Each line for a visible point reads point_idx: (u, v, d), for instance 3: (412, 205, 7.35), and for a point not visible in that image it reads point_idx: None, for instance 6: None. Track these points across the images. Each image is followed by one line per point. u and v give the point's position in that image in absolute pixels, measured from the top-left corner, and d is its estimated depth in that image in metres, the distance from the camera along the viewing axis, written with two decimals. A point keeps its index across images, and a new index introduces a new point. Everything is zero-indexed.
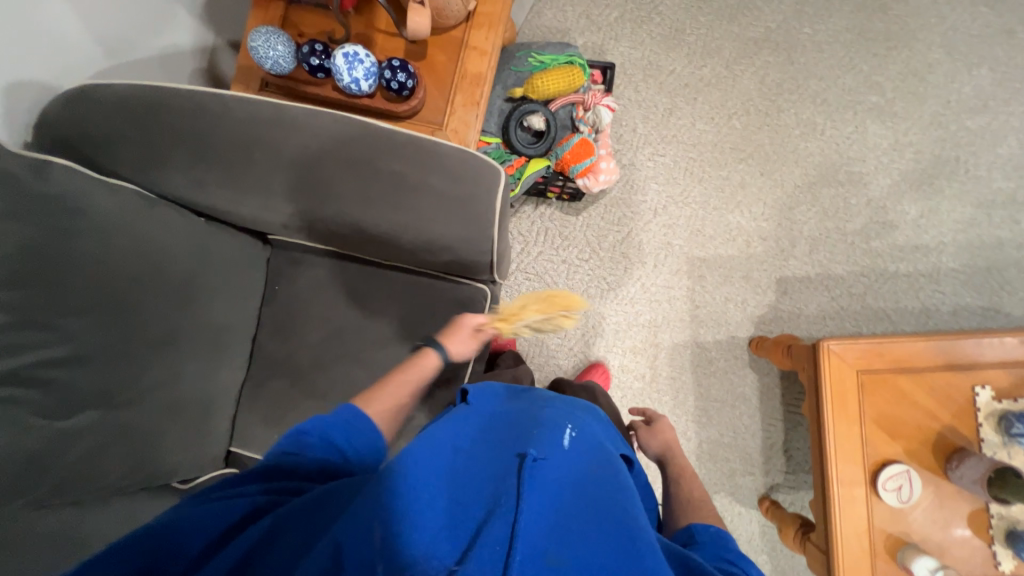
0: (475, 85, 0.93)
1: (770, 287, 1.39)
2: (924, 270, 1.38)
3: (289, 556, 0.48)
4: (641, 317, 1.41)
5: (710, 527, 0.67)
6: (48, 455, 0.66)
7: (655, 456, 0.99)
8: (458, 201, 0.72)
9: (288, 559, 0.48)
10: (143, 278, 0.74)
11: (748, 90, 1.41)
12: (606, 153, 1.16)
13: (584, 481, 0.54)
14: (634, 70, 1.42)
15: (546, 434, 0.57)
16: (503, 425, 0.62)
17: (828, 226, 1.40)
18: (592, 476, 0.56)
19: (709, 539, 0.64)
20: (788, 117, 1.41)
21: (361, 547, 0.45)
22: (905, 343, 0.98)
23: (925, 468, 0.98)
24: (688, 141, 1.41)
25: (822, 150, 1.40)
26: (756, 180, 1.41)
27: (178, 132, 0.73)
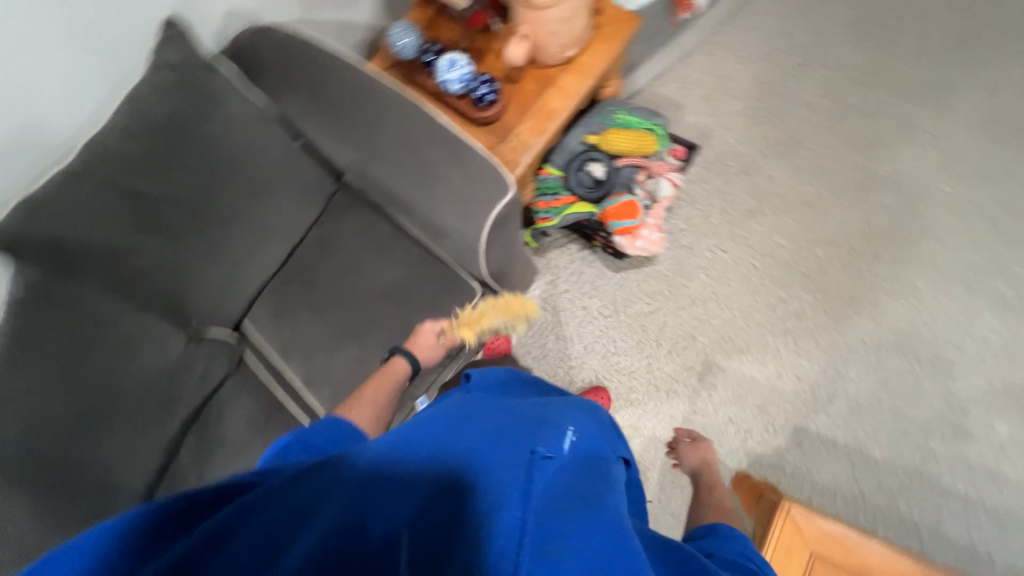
0: (546, 119, 1.04)
1: (783, 432, 1.24)
2: (988, 505, 1.12)
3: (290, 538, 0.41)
4: (634, 394, 1.35)
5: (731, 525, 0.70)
6: (123, 256, 0.93)
7: (689, 471, 1.12)
8: (463, 199, 0.82)
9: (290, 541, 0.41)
10: (235, 165, 0.98)
11: (847, 224, 1.30)
12: (653, 223, 1.17)
13: (585, 476, 0.54)
14: (731, 162, 1.40)
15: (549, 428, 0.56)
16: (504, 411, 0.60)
17: (883, 399, 1.21)
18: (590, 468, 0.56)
19: (729, 533, 0.67)
20: (882, 267, 1.26)
21: (373, 522, 0.43)
22: (875, 546, 0.84)
23: None
24: (758, 249, 1.34)
25: (909, 317, 1.23)
26: (817, 316, 1.28)
27: (307, 74, 0.96)
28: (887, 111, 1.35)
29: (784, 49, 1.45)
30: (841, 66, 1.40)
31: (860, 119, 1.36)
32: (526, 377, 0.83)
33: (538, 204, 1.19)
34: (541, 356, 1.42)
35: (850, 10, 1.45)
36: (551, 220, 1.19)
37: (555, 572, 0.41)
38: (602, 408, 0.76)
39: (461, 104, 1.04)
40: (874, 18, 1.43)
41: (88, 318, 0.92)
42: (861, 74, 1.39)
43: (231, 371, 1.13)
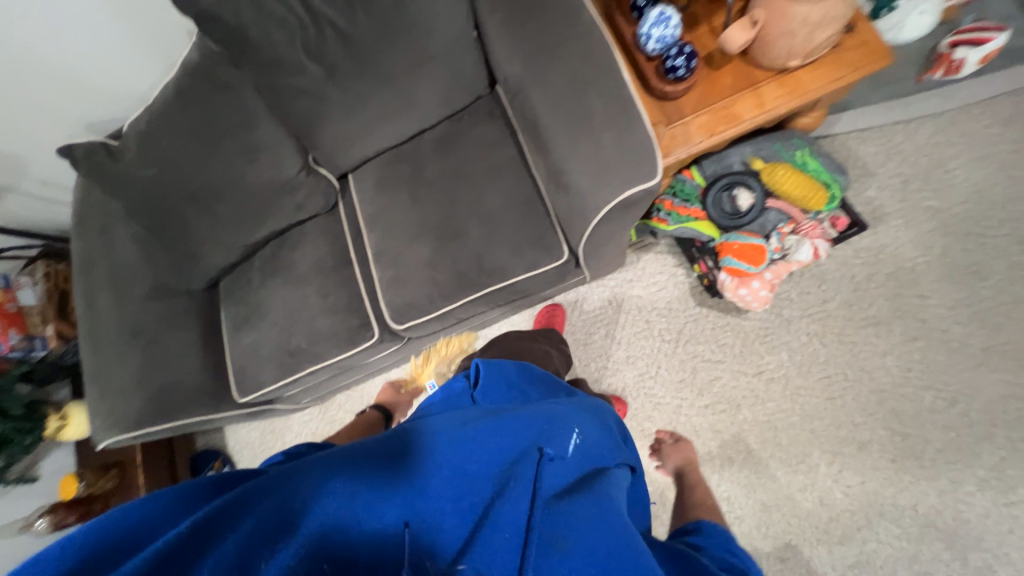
0: (724, 122, 0.93)
1: (773, 540, 1.17)
2: None
3: (287, 513, 0.47)
4: (648, 424, 1.31)
5: (716, 524, 0.69)
6: (283, 67, 0.97)
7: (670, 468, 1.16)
8: (604, 164, 0.77)
9: (287, 514, 0.47)
10: (411, 29, 0.97)
11: (978, 388, 1.12)
12: (769, 280, 1.05)
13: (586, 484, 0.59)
14: (889, 260, 1.21)
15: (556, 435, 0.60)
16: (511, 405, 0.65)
17: (899, 573, 1.09)
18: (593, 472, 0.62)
19: (712, 532, 0.67)
20: (988, 451, 1.09)
21: (375, 497, 0.49)
22: None
23: None
24: (860, 360, 1.19)
25: (983, 514, 1.07)
26: (881, 458, 1.14)
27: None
28: None
29: None
30: None
31: None
32: (537, 371, 0.81)
33: (663, 201, 1.11)
34: (582, 341, 1.40)
35: None
36: (668, 225, 1.11)
37: (557, 564, 0.49)
38: (609, 410, 0.80)
39: (646, 66, 0.94)
40: None
41: (235, 111, 1.00)
42: None
43: (322, 213, 1.20)
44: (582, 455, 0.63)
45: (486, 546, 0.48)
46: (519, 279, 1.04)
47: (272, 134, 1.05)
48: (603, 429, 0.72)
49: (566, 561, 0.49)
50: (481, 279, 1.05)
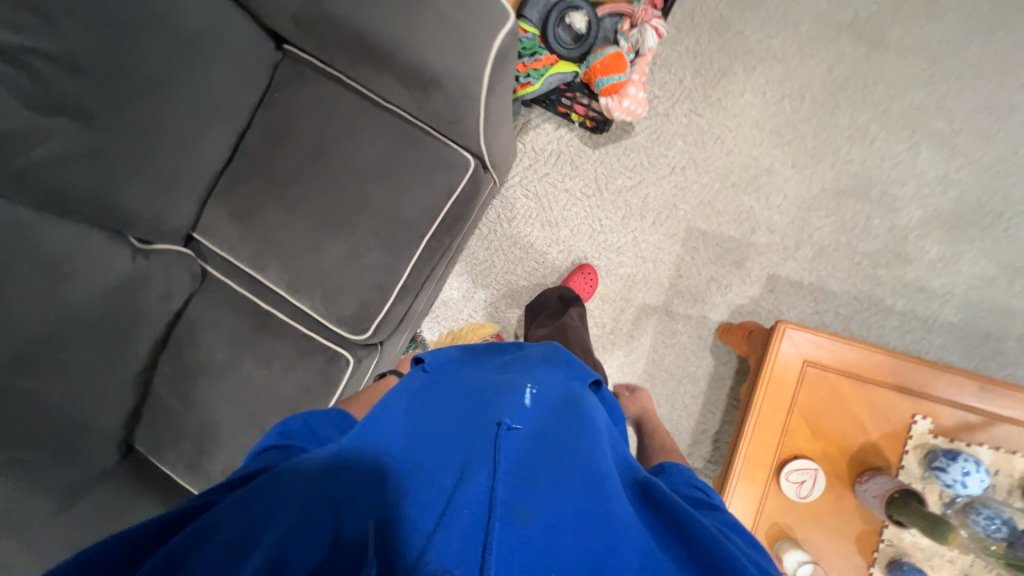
0: None
1: (758, 281, 1.36)
2: (920, 314, 1.32)
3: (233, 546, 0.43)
4: (622, 269, 1.40)
5: (679, 466, 0.72)
6: (17, 140, 0.71)
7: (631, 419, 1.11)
8: (457, 30, 0.70)
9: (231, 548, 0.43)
10: (149, 13, 0.76)
11: (811, 75, 1.34)
12: (639, 80, 1.11)
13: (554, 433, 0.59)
14: (702, 19, 1.35)
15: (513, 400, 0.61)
16: (470, 395, 0.65)
17: (841, 239, 1.34)
18: (564, 417, 0.62)
19: (676, 472, 0.70)
20: (842, 116, 1.33)
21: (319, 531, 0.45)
22: (862, 349, 0.95)
23: (834, 473, 0.97)
24: (730, 110, 1.36)
25: (863, 160, 1.33)
26: (785, 170, 1.35)
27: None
28: None
29: None
30: None
31: None
32: (478, 347, 0.88)
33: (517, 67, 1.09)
34: (528, 245, 1.41)
35: None
36: (534, 85, 1.10)
37: (519, 538, 0.45)
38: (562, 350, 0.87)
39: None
40: None
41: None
42: None
43: (197, 288, 1.00)
44: (543, 408, 0.63)
45: (450, 533, 0.43)
46: (448, 211, 0.97)
47: (66, 234, 0.80)
48: (561, 374, 0.74)
49: (529, 530, 0.46)
50: (413, 235, 0.96)
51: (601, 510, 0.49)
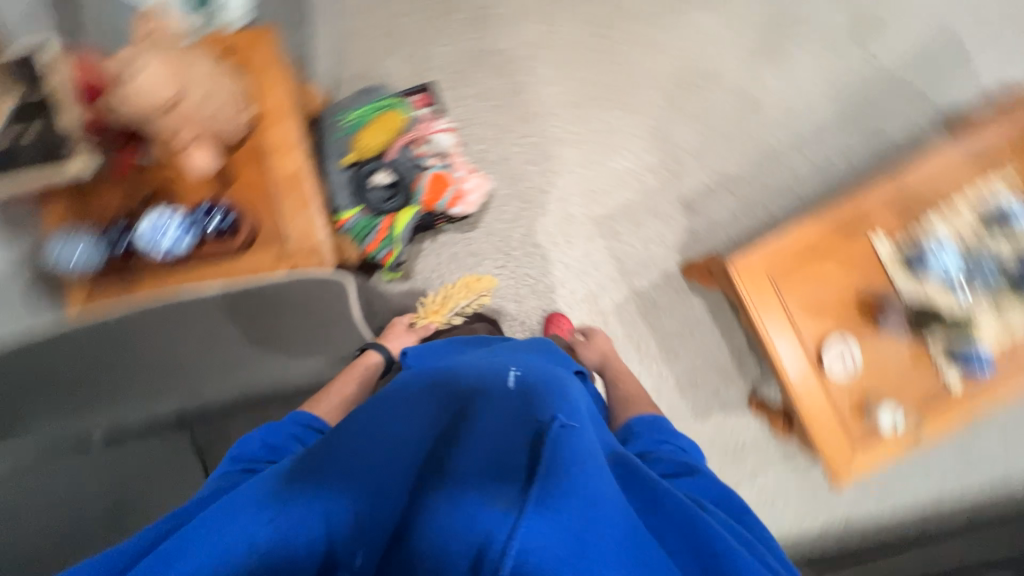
0: (297, 185, 0.92)
1: (678, 212, 1.41)
2: (805, 132, 1.40)
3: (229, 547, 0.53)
4: (577, 292, 1.42)
5: (646, 419, 0.81)
6: None
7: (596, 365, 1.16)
8: (321, 319, 0.95)
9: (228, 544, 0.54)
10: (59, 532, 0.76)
11: (576, 37, 1.40)
12: (465, 172, 1.16)
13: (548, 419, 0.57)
14: (462, 66, 1.38)
15: (489, 391, 0.66)
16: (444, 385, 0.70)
17: (705, 131, 1.41)
18: (558, 407, 0.61)
19: (643, 430, 0.78)
20: (623, 46, 1.40)
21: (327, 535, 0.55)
22: (796, 230, 1.02)
23: (860, 330, 1.04)
24: (544, 111, 1.39)
25: (667, 64, 1.40)
26: (622, 117, 1.40)
27: (69, 344, 0.86)
28: None
29: None
30: None
31: None
32: (466, 338, 0.90)
33: (369, 249, 1.09)
34: None
35: None
36: (395, 249, 1.11)
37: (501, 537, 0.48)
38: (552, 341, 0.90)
39: (217, 267, 0.90)
40: None
41: None
42: None
43: None
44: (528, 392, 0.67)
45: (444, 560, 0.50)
46: None
47: None
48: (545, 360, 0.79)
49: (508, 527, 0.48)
50: None
51: (599, 513, 0.50)
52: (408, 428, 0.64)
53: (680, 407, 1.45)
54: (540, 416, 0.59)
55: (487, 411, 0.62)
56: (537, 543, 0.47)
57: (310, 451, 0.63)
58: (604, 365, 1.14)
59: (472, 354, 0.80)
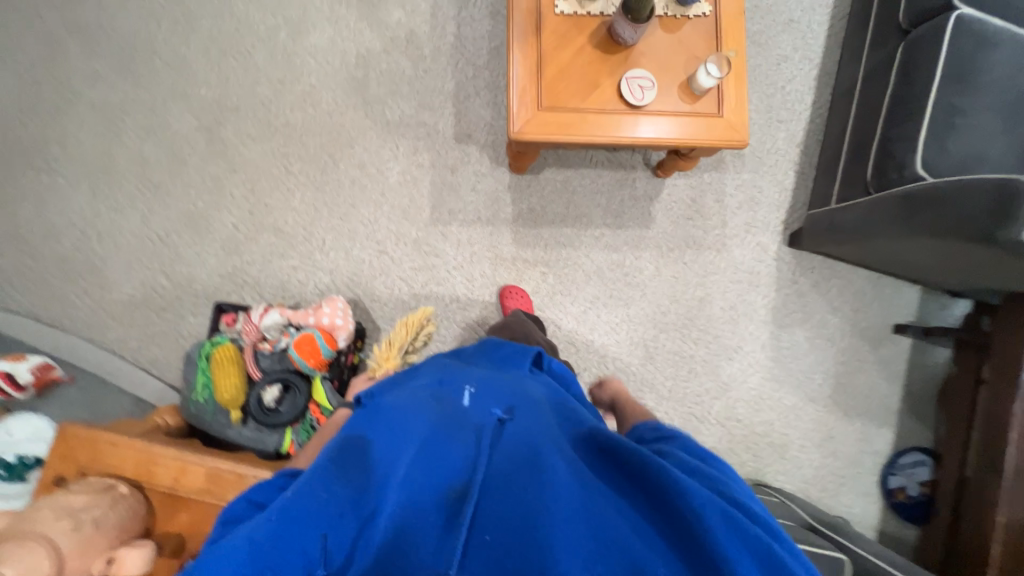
0: (215, 475, 0.88)
1: (464, 148, 1.48)
2: (454, 10, 1.50)
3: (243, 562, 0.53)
4: (486, 269, 1.48)
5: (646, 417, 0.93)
6: None
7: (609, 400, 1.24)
8: None
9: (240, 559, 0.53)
10: None
11: (262, 151, 1.41)
12: (314, 312, 1.14)
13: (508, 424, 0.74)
14: (230, 262, 1.38)
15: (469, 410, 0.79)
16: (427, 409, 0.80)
17: (408, 89, 1.47)
18: (518, 411, 0.78)
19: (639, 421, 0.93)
20: (295, 116, 1.42)
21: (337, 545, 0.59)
22: (515, 69, 1.09)
23: (626, 60, 1.12)
24: (313, 213, 1.42)
25: (331, 87, 1.44)
26: (357, 151, 1.44)
27: None
28: (134, 146, 1.37)
29: (80, 254, 1.34)
30: (90, 196, 1.35)
31: (149, 166, 1.37)
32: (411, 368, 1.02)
33: None
34: None
35: (15, 208, 1.34)
36: None
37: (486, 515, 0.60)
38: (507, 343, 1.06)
39: None
40: (24, 182, 1.34)
41: None
42: (97, 178, 1.36)
43: None
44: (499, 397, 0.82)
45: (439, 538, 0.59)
46: None
47: None
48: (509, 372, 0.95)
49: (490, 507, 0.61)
50: None
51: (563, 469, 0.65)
52: (396, 437, 0.73)
53: (628, 234, 1.54)
54: (506, 421, 0.75)
55: (472, 420, 0.76)
56: (512, 506, 0.61)
57: (322, 470, 0.65)
58: (615, 404, 1.22)
59: (428, 381, 0.91)
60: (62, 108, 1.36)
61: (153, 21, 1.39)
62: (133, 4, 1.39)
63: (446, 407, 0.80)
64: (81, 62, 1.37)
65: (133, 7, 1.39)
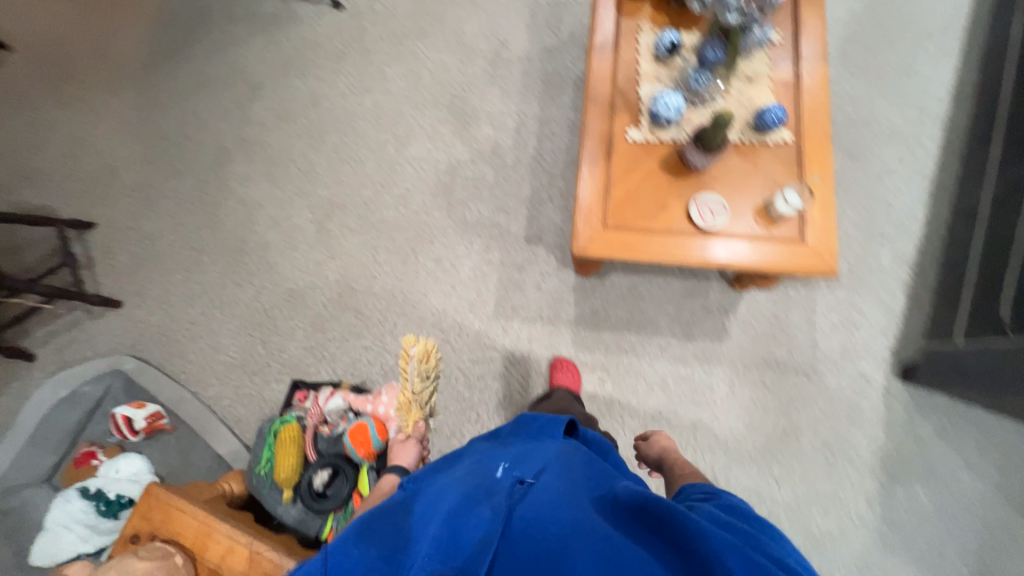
0: (256, 559, 0.91)
1: (533, 248, 1.55)
2: (537, 127, 1.65)
3: None
4: (543, 367, 1.46)
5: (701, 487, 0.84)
6: None
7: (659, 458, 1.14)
8: None
9: None
10: None
11: (358, 243, 1.61)
12: (373, 400, 1.21)
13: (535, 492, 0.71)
14: (316, 336, 1.55)
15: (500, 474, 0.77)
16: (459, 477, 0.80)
17: (488, 194, 1.61)
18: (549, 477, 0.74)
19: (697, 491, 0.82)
20: (389, 214, 1.63)
21: None
22: (583, 190, 1.14)
23: (697, 183, 1.12)
24: (390, 299, 1.55)
25: (423, 191, 1.63)
26: (436, 246, 1.58)
27: None
28: (261, 233, 1.65)
29: (204, 319, 1.59)
30: (222, 271, 1.63)
31: (270, 250, 1.64)
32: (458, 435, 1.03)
33: None
34: None
35: (167, 278, 1.65)
36: None
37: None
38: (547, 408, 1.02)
39: None
40: (178, 257, 1.66)
41: None
42: (230, 257, 1.64)
43: None
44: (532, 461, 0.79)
45: None
46: None
47: None
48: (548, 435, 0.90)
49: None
50: None
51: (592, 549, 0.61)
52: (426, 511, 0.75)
53: (699, 346, 1.44)
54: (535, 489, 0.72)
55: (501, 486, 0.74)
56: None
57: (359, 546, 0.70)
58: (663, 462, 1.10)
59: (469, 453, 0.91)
60: (218, 201, 1.70)
61: (296, 137, 1.73)
62: (284, 124, 1.75)
63: (477, 473, 0.79)
64: (238, 167, 1.73)
65: (284, 127, 1.75)
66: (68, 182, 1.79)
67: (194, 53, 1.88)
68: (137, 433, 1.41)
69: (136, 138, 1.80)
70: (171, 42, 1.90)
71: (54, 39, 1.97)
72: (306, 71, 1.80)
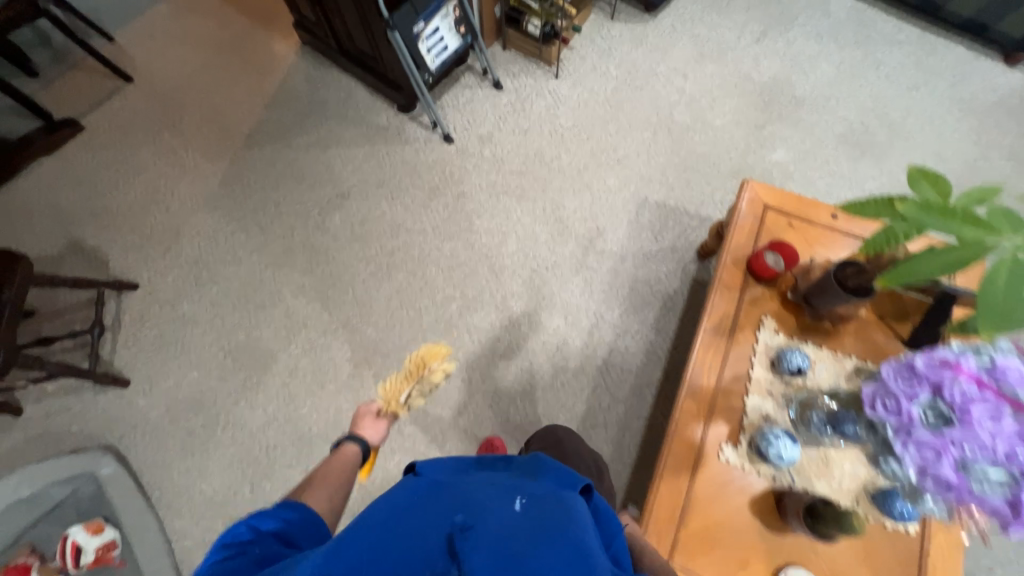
0: None
1: None
2: (612, 336, 1.52)
3: None
4: None
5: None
6: None
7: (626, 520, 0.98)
8: None
9: None
10: None
11: None
12: None
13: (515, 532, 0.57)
14: None
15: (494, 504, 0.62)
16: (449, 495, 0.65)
17: (539, 395, 1.46)
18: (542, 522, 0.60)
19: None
20: (431, 381, 1.49)
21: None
22: (655, 508, 0.97)
23: (790, 548, 0.94)
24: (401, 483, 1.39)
25: (473, 367, 1.50)
26: (468, 436, 1.43)
27: None
28: (294, 357, 1.54)
29: (202, 433, 1.46)
30: (240, 385, 1.51)
31: (296, 378, 1.52)
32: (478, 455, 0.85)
33: None
34: None
35: (183, 374, 1.54)
36: None
37: None
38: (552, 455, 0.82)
39: None
40: (203, 353, 1.56)
41: None
42: (254, 372, 1.53)
43: None
44: (535, 504, 0.63)
45: None
46: None
47: None
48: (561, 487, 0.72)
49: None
50: None
51: None
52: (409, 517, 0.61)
53: None
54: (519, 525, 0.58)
55: (488, 514, 0.59)
56: None
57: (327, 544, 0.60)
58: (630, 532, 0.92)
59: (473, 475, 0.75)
60: (263, 304, 1.61)
61: (363, 262, 1.65)
62: (356, 245, 1.68)
63: (472, 496, 0.65)
64: (296, 274, 1.65)
65: (356, 248, 1.68)
66: (128, 233, 1.74)
67: (296, 142, 1.87)
68: (80, 565, 1.29)
69: (210, 210, 1.76)
70: (279, 123, 1.91)
71: (175, 87, 2.02)
72: (396, 196, 1.75)
